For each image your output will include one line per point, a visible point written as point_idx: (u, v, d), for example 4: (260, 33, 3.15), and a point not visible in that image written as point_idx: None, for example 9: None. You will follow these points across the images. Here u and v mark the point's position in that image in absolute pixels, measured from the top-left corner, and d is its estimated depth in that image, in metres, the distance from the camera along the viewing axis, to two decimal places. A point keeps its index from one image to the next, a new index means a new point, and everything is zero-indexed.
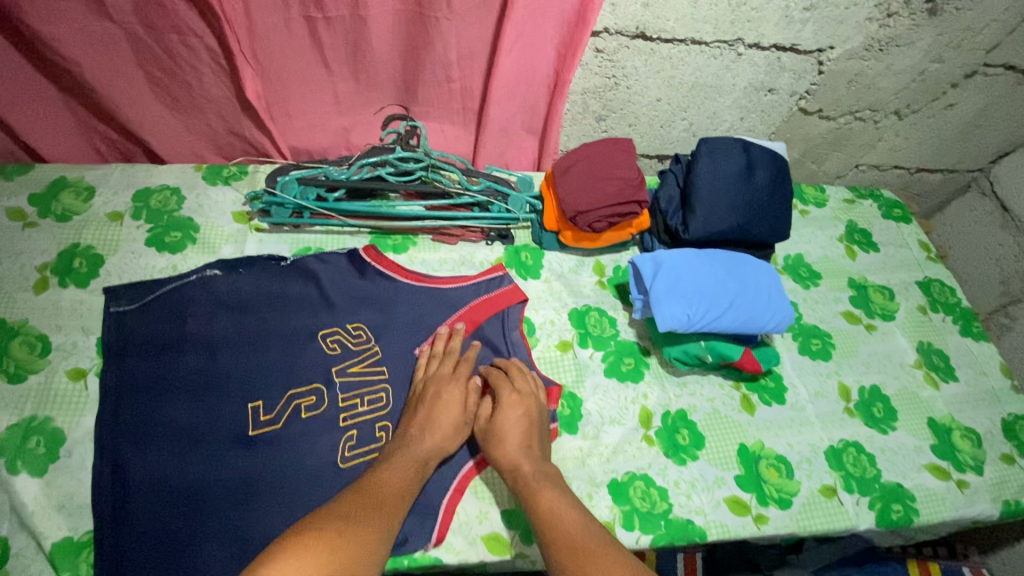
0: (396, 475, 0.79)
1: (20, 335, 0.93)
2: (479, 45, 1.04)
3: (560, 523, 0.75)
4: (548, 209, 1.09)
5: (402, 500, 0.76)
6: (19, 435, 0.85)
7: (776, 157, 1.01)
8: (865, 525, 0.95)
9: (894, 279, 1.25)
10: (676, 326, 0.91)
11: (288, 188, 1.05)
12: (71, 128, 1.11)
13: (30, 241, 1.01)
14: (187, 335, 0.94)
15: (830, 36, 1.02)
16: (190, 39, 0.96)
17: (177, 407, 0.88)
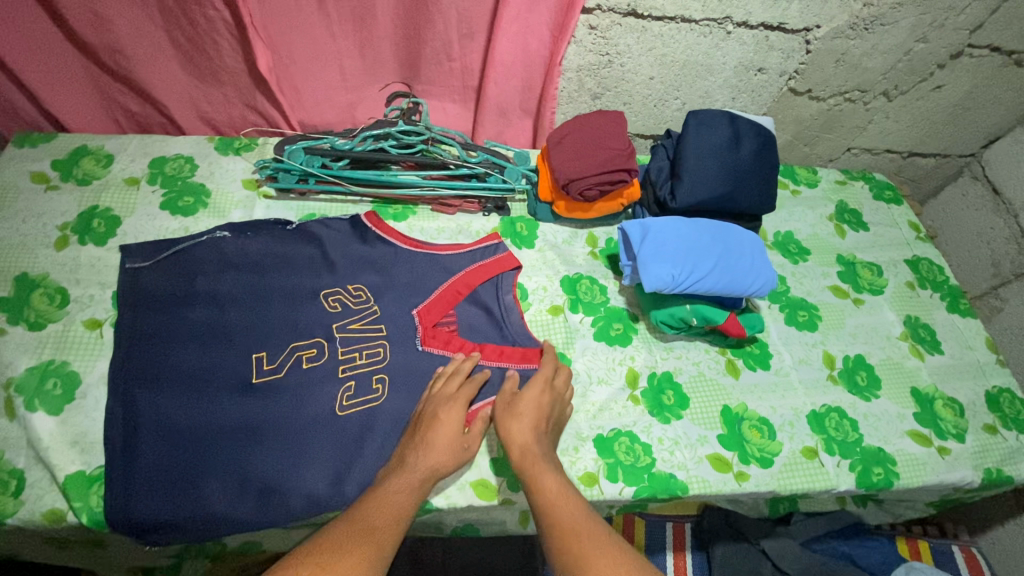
0: (399, 492, 0.77)
1: (40, 287, 0.99)
2: (478, 22, 1.09)
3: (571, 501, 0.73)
4: (543, 180, 1.13)
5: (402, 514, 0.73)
6: (38, 376, 0.91)
7: (762, 131, 1.05)
8: (845, 486, 0.97)
9: (882, 256, 1.28)
10: (662, 286, 0.94)
11: (296, 156, 1.11)
12: (94, 99, 1.18)
13: (53, 202, 1.08)
14: (196, 290, 0.99)
15: (816, 14, 1.06)
16: (208, 13, 1.02)
17: (185, 355, 0.94)
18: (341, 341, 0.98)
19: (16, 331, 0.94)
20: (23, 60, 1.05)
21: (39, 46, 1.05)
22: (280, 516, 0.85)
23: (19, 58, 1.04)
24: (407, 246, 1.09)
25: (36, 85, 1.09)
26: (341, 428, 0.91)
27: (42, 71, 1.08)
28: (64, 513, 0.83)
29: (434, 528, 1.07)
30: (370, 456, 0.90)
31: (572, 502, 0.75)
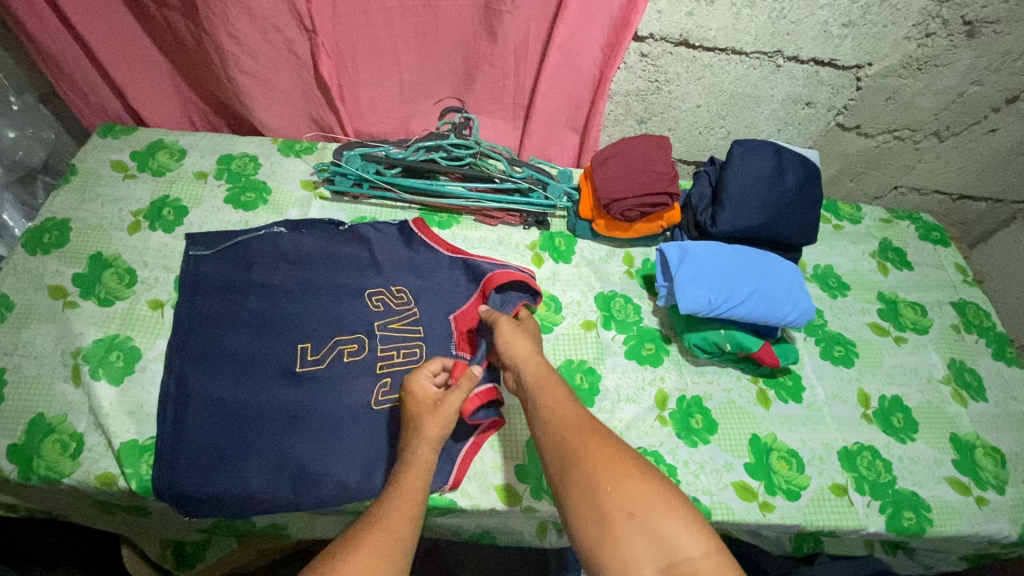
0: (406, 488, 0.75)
1: (112, 266, 1.07)
2: (534, 44, 1.14)
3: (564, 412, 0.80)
4: (585, 198, 1.17)
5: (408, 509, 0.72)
6: (103, 348, 0.98)
7: (807, 163, 1.06)
8: (875, 528, 0.95)
9: (926, 297, 1.25)
10: (697, 309, 0.96)
11: (352, 161, 1.18)
12: (172, 97, 1.27)
13: (129, 190, 1.17)
14: (250, 280, 1.05)
15: (869, 52, 1.08)
16: (272, 36, 1.09)
17: (237, 339, 1.00)
18: (381, 339, 1.02)
19: (87, 305, 1.02)
20: (113, 54, 1.15)
21: (128, 43, 1.15)
22: (312, 500, 0.89)
23: (109, 53, 1.14)
24: (446, 252, 1.13)
25: (121, 78, 1.19)
26: (375, 421, 0.95)
27: (127, 66, 1.18)
28: (116, 478, 0.88)
29: (452, 531, 1.09)
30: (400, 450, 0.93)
31: (572, 409, 0.81)
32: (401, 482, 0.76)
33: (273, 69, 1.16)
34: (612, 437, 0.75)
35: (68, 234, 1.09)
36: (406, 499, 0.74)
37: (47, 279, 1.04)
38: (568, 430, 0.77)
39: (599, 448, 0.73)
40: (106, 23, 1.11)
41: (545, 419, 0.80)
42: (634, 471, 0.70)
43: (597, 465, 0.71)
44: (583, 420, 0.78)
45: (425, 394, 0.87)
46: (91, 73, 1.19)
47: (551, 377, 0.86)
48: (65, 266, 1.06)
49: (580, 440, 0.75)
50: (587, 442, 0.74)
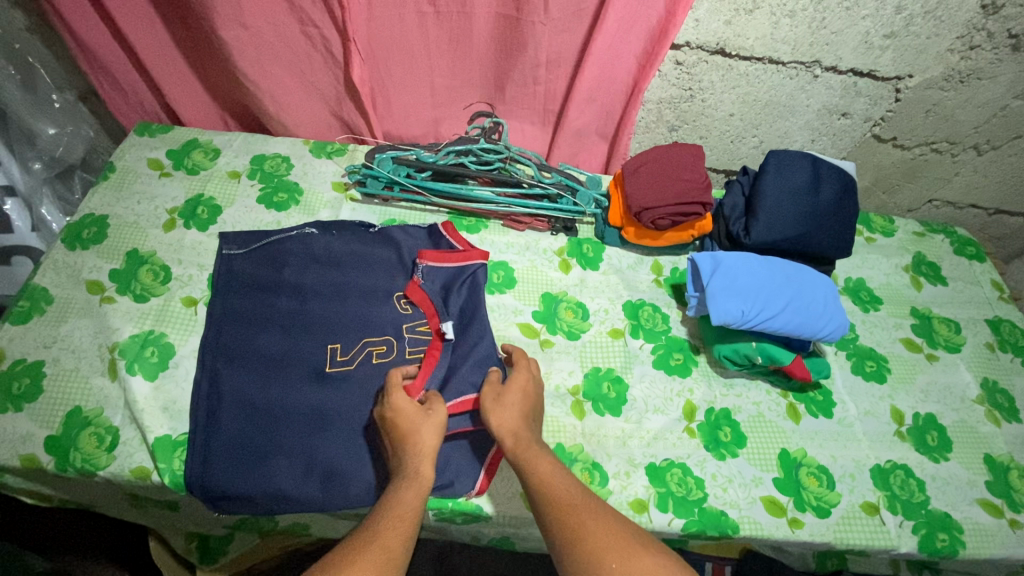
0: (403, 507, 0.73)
1: (148, 263, 1.08)
2: (567, 50, 1.14)
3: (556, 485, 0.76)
4: (614, 205, 1.16)
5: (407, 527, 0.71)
6: (138, 344, 0.99)
7: (844, 175, 1.05)
8: (907, 549, 0.93)
9: (961, 313, 1.23)
10: (729, 321, 0.95)
11: (384, 164, 1.18)
12: (206, 96, 1.29)
13: (165, 187, 1.19)
14: (282, 280, 1.07)
15: (910, 64, 1.06)
16: (310, 30, 1.11)
17: (268, 339, 1.01)
18: (410, 342, 1.03)
19: (123, 301, 1.04)
20: (153, 53, 1.17)
21: (165, 43, 1.17)
22: (341, 501, 0.90)
23: (148, 52, 1.16)
24: (451, 264, 1.09)
25: (160, 77, 1.21)
26: None
27: (165, 65, 1.20)
28: (149, 472, 0.90)
29: (473, 536, 1.10)
30: None
31: (565, 481, 0.77)
32: (396, 498, 0.75)
33: (310, 61, 1.17)
34: (608, 513, 0.72)
35: (106, 231, 1.11)
36: (400, 516, 0.72)
37: (85, 274, 1.06)
38: (566, 505, 0.73)
39: (599, 524, 0.70)
40: (146, 23, 1.12)
41: (538, 489, 0.76)
42: (639, 549, 0.67)
43: (600, 544, 0.67)
44: (580, 495, 0.75)
45: (416, 414, 0.84)
46: (129, 71, 1.21)
47: (537, 443, 0.82)
48: (102, 261, 1.08)
49: (578, 517, 0.71)
50: (585, 519, 0.70)
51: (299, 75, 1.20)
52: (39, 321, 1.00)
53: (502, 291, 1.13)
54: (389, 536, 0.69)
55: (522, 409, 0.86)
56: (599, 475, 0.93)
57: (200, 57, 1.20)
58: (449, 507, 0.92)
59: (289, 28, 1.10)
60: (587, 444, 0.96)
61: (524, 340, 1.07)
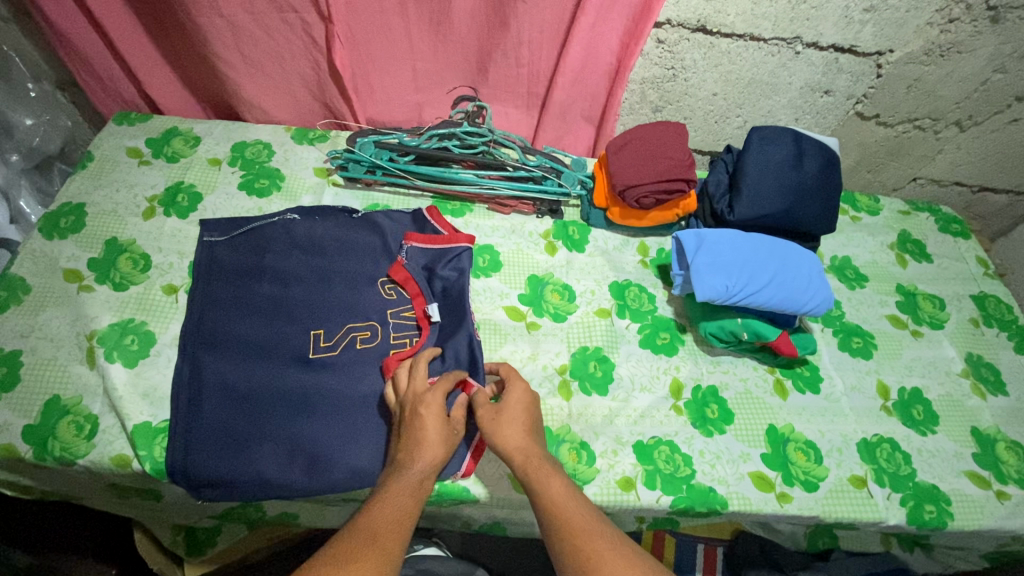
0: (396, 505, 0.72)
1: (127, 251, 1.07)
2: (549, 30, 1.14)
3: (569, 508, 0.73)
4: (599, 186, 1.16)
5: (402, 527, 0.69)
6: (118, 332, 0.98)
7: (827, 150, 1.04)
8: (894, 521, 0.93)
9: (946, 289, 1.23)
10: (714, 297, 0.94)
11: (366, 148, 1.17)
12: (186, 83, 1.28)
13: (144, 176, 1.17)
14: (265, 267, 1.06)
15: (890, 38, 1.06)
16: (288, 16, 1.09)
17: (252, 325, 1.00)
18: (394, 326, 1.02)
19: (102, 289, 1.02)
20: (128, 41, 1.15)
21: (140, 29, 1.15)
22: (325, 485, 0.89)
23: (124, 40, 1.14)
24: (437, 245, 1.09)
25: (137, 66, 1.19)
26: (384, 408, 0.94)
27: (141, 53, 1.18)
28: (130, 461, 0.88)
29: (463, 521, 1.09)
30: None
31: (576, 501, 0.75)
32: (390, 500, 0.73)
33: (290, 47, 1.16)
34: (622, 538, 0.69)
35: (83, 219, 1.10)
36: (395, 517, 0.71)
37: (62, 263, 1.04)
38: (580, 528, 0.70)
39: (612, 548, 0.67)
40: (120, 10, 1.11)
41: (551, 511, 0.73)
42: None
43: (614, 570, 0.65)
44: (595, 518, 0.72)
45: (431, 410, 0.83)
46: (105, 59, 1.19)
47: (546, 462, 0.80)
48: (81, 249, 1.06)
49: (593, 545, 0.68)
50: (601, 547, 0.67)
51: (279, 60, 1.18)
52: (16, 310, 0.98)
53: (487, 274, 1.12)
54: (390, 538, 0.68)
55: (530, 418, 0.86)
56: (586, 454, 0.92)
57: (176, 42, 1.18)
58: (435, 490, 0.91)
59: (265, 14, 1.09)
60: (574, 424, 0.96)
61: (511, 322, 1.07)
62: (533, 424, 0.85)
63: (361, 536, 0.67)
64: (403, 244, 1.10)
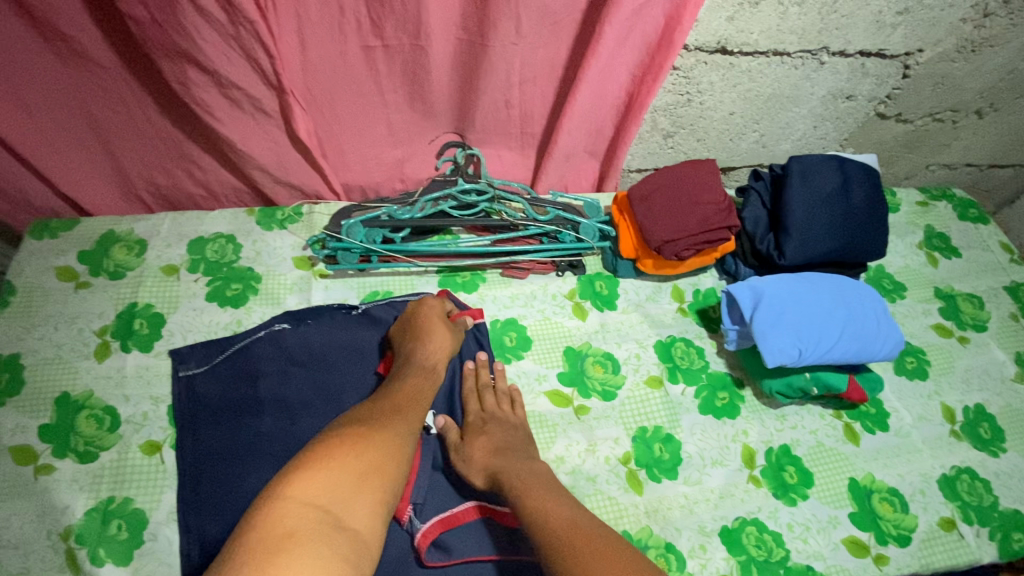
0: (412, 388, 0.78)
1: (86, 408, 0.88)
2: (544, 67, 0.98)
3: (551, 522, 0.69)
4: (624, 236, 1.03)
5: (418, 407, 0.74)
6: (98, 520, 0.80)
7: (871, 172, 0.96)
8: (989, 558, 0.90)
9: (981, 285, 1.19)
10: (786, 361, 0.85)
11: (354, 231, 0.99)
12: (113, 178, 1.05)
13: (86, 303, 0.96)
14: (261, 398, 0.90)
15: (921, 38, 0.96)
16: (233, 92, 0.90)
17: (260, 477, 0.84)
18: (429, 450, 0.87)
19: (65, 465, 0.83)
20: (34, 139, 0.93)
21: (53, 126, 0.93)
22: None
23: (28, 139, 0.92)
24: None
25: (50, 167, 0.97)
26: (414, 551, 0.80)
27: (53, 150, 0.96)
28: None
29: None
30: None
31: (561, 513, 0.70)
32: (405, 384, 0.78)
33: (239, 125, 0.95)
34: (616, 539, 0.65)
35: (22, 375, 0.89)
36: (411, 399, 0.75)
37: (5, 439, 0.84)
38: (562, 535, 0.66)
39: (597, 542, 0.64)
40: (20, 104, 0.89)
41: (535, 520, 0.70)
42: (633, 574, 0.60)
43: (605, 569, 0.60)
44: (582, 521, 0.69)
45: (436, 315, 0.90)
46: (9, 165, 0.96)
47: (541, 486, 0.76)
48: (26, 417, 0.86)
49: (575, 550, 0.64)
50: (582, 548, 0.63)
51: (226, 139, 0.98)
52: None
53: (519, 357, 0.99)
54: (411, 411, 0.73)
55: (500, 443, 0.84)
56: (675, 558, 0.84)
57: (101, 133, 0.97)
58: None
59: (205, 89, 0.88)
60: (654, 524, 0.86)
61: (557, 411, 0.95)
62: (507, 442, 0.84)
63: (387, 407, 0.71)
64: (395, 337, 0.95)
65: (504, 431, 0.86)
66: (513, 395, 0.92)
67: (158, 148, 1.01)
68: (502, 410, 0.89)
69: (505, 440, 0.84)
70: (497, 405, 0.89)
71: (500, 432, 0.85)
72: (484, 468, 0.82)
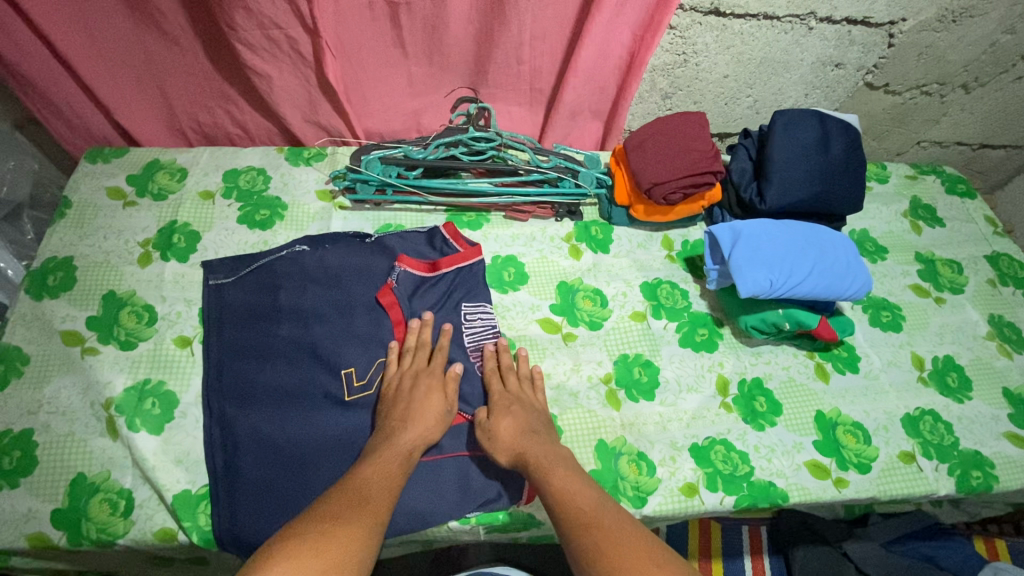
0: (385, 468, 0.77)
1: (128, 305, 0.99)
2: (552, 25, 1.07)
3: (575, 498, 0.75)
4: (619, 183, 1.12)
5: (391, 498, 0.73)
6: (135, 396, 0.91)
7: (851, 129, 1.03)
8: (945, 491, 0.95)
9: (961, 252, 1.25)
10: (759, 292, 0.93)
11: (372, 166, 1.10)
12: (161, 113, 1.17)
13: (132, 218, 1.08)
14: (281, 306, 0.99)
15: (903, 8, 1.04)
16: (273, 32, 1.00)
17: (277, 372, 0.94)
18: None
19: (108, 350, 0.94)
20: (97, 69, 1.05)
21: (115, 61, 1.06)
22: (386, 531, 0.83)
23: (93, 70, 1.05)
24: (422, 274, 1.04)
25: (108, 97, 1.09)
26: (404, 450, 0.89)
27: (111, 81, 1.08)
28: (175, 533, 0.83)
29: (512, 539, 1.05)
30: (462, 472, 0.88)
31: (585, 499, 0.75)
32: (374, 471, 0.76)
33: (275, 68, 1.06)
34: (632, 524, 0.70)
35: (73, 274, 1.01)
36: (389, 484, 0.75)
37: (58, 325, 0.96)
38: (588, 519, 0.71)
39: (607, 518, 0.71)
40: (87, 36, 1.01)
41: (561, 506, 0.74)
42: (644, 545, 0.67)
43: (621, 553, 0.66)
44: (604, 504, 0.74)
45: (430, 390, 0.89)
46: (73, 95, 1.09)
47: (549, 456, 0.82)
48: (76, 308, 0.98)
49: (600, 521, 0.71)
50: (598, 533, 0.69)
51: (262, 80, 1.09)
52: (18, 384, 0.90)
53: (515, 288, 1.08)
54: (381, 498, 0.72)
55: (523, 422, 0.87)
56: (646, 465, 0.92)
57: (154, 68, 1.08)
58: (499, 520, 0.88)
59: (249, 30, 0.98)
60: (628, 435, 0.94)
61: (547, 336, 1.03)
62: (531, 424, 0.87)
63: (354, 496, 0.71)
64: (394, 266, 1.04)
65: (527, 411, 0.89)
66: (535, 377, 0.95)
67: (203, 86, 1.12)
68: (526, 394, 0.92)
69: (530, 421, 0.87)
70: (521, 387, 0.92)
71: (525, 411, 0.88)
72: (509, 447, 0.84)
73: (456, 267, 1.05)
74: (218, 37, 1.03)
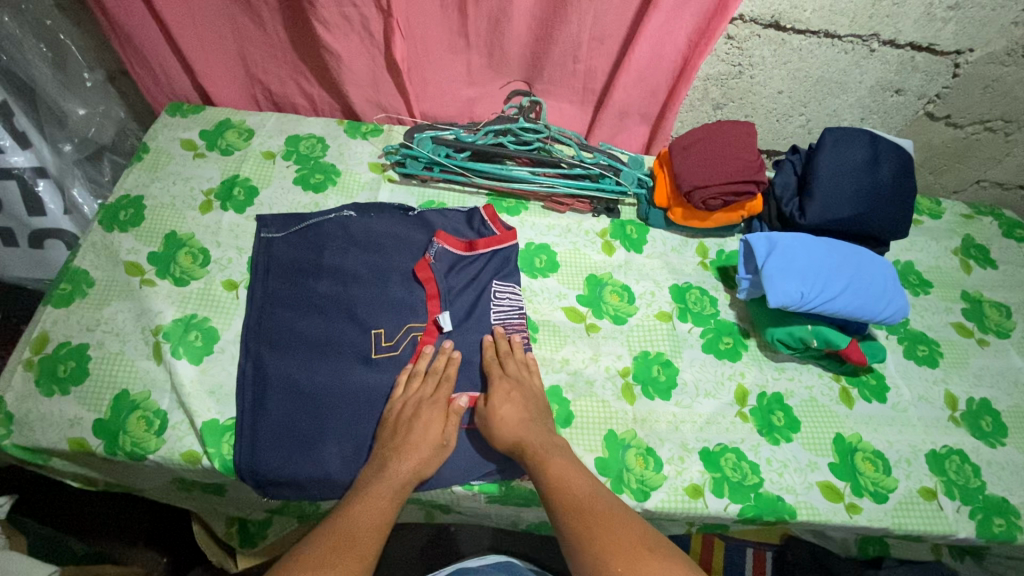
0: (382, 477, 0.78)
1: (186, 246, 1.07)
2: (613, 28, 1.10)
3: (568, 486, 0.75)
4: (660, 185, 1.14)
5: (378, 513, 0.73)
6: (182, 327, 0.98)
7: (904, 153, 1.02)
8: (964, 534, 0.91)
9: (1013, 296, 1.20)
10: (788, 303, 0.92)
11: (424, 144, 1.16)
12: (239, 78, 1.26)
13: (200, 168, 1.17)
14: (323, 264, 1.04)
15: (972, 37, 1.03)
16: (351, 7, 1.05)
17: (311, 323, 0.99)
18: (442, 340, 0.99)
19: (164, 284, 1.02)
20: (188, 32, 1.14)
21: (203, 25, 1.14)
22: None
23: (184, 31, 1.14)
24: (459, 252, 1.07)
25: (193, 56, 1.18)
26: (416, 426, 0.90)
27: (199, 44, 1.17)
28: (199, 456, 0.89)
29: (511, 521, 1.06)
30: (471, 441, 0.91)
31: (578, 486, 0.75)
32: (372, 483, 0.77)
33: (346, 44, 1.11)
34: (619, 513, 0.71)
35: (142, 212, 1.10)
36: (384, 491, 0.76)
37: (122, 256, 1.04)
38: (580, 503, 0.72)
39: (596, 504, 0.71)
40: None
41: (556, 494, 0.74)
42: (633, 526, 0.68)
43: (613, 542, 0.66)
44: (599, 496, 0.73)
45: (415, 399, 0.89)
46: (164, 53, 1.18)
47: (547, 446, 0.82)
48: (140, 243, 1.06)
49: (590, 504, 0.72)
50: (592, 520, 0.69)
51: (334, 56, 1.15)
52: (81, 303, 0.99)
53: (545, 275, 1.11)
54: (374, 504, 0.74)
55: (524, 410, 0.87)
56: (653, 461, 0.92)
57: (237, 35, 1.17)
58: (502, 490, 0.91)
59: (327, 6, 1.04)
60: (640, 429, 0.95)
61: (570, 324, 1.05)
62: (533, 409, 0.88)
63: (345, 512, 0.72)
64: (432, 242, 1.07)
65: (527, 397, 0.89)
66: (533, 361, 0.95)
67: (278, 55, 1.20)
68: (525, 377, 0.92)
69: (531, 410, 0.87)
70: (520, 371, 0.92)
71: (524, 397, 0.89)
72: (508, 434, 0.84)
73: (492, 248, 1.08)
74: (298, 13, 1.10)
